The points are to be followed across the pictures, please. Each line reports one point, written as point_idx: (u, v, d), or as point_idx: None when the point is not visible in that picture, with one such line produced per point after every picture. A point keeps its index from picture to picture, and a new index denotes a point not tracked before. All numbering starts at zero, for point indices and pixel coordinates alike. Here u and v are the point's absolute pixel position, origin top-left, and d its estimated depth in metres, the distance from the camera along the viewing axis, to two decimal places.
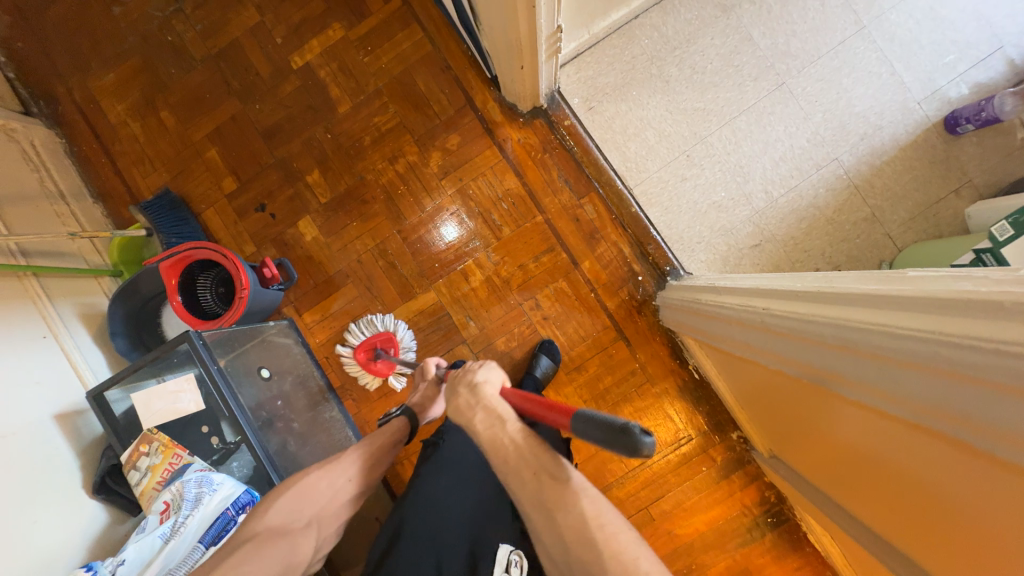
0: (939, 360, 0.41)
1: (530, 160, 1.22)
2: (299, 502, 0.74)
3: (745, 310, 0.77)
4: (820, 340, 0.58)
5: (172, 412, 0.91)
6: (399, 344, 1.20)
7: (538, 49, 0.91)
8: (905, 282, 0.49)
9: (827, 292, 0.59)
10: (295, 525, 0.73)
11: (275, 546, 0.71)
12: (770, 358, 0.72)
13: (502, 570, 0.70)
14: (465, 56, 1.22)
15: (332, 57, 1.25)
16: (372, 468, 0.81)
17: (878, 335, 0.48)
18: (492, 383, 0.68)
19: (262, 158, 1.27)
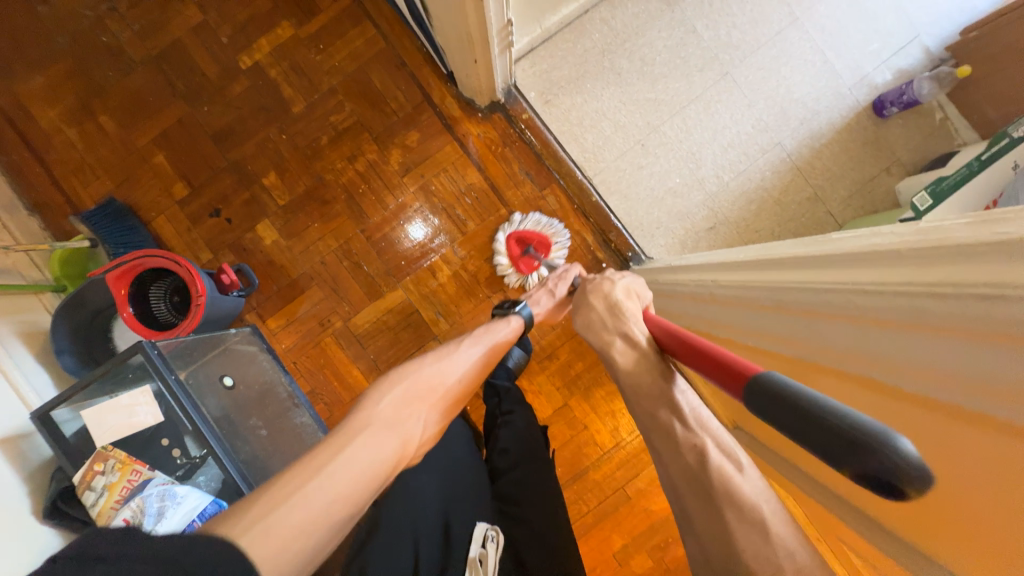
0: (858, 311, 0.45)
1: (490, 154, 1.23)
2: (412, 390, 0.71)
3: (695, 285, 0.81)
4: (758, 306, 0.62)
5: (128, 428, 0.87)
6: (552, 248, 1.21)
7: (490, 43, 0.92)
8: (829, 244, 0.54)
9: (765, 260, 0.64)
10: (410, 412, 0.69)
11: (390, 429, 0.64)
12: (717, 328, 0.76)
13: (479, 546, 0.75)
14: (420, 53, 1.22)
15: (283, 56, 1.23)
16: (476, 367, 0.81)
17: (805, 294, 0.52)
18: (634, 300, 0.75)
19: (214, 161, 1.23)
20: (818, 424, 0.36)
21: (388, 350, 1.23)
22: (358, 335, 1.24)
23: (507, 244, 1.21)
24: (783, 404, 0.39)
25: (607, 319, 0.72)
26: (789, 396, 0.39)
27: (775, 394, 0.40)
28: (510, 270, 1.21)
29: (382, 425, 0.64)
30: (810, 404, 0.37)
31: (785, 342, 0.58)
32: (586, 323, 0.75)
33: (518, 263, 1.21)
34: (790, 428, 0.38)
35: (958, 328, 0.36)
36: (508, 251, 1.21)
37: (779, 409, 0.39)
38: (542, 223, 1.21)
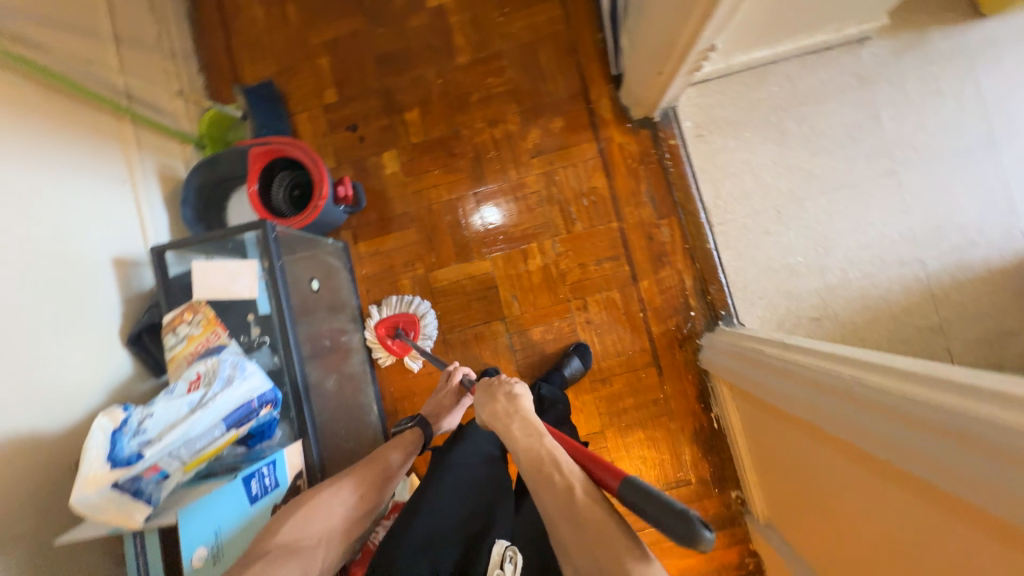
0: (977, 439, 0.45)
1: (623, 165, 1.22)
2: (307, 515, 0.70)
3: (802, 366, 0.79)
4: (868, 406, 0.61)
5: (225, 291, 0.92)
6: (422, 328, 1.22)
7: (683, 62, 0.91)
8: (969, 372, 0.52)
9: (889, 365, 0.62)
10: (305, 539, 0.68)
11: (290, 561, 0.65)
12: (812, 416, 0.74)
13: (496, 567, 0.66)
14: (594, 46, 1.22)
15: (467, 7, 1.26)
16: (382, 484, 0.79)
17: (928, 409, 0.51)
18: (529, 396, 0.74)
19: (369, 81, 1.28)
20: (654, 508, 0.54)
21: (455, 313, 1.25)
22: (433, 288, 1.26)
23: (378, 326, 1.22)
24: (641, 494, 0.55)
25: (509, 410, 0.71)
26: (646, 492, 0.55)
27: (635, 499, 0.56)
28: (381, 352, 1.22)
29: (275, 560, 0.64)
30: (655, 499, 0.54)
31: (888, 449, 0.57)
32: (493, 415, 0.71)
33: (390, 346, 1.22)
34: (639, 507, 0.55)
35: (996, 452, 0.42)
36: (381, 333, 1.22)
37: (636, 500, 0.56)
38: (416, 305, 1.22)
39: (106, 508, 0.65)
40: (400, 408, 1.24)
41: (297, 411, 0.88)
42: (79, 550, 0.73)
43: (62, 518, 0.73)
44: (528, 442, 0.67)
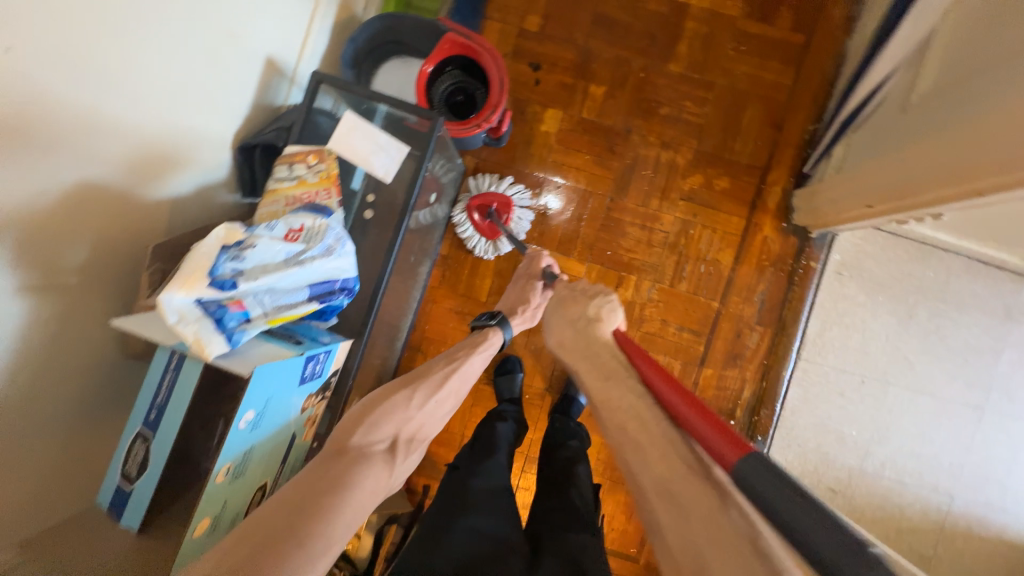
0: None
1: (755, 257, 1.17)
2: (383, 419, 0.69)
3: None
4: None
5: (360, 157, 0.85)
6: (515, 212, 1.16)
7: (897, 212, 0.86)
8: None
9: None
10: (380, 441, 0.67)
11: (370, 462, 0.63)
12: None
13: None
14: (799, 134, 1.16)
15: (709, 22, 1.18)
16: (445, 396, 0.78)
17: None
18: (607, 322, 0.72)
19: (576, 32, 1.19)
20: (811, 523, 0.37)
21: None
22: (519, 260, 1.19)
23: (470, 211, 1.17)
24: (771, 483, 0.41)
25: (580, 342, 0.70)
26: (778, 479, 0.41)
27: (762, 493, 0.41)
28: (475, 235, 1.17)
29: (357, 459, 0.63)
30: (786, 495, 0.39)
31: None
32: (561, 344, 0.74)
33: (483, 228, 1.16)
34: (774, 502, 0.40)
35: None
36: (474, 217, 1.17)
37: (776, 490, 0.40)
38: (512, 189, 1.16)
39: (183, 323, 0.56)
40: (426, 348, 1.19)
41: (365, 311, 0.82)
42: (106, 327, 0.67)
43: (109, 289, 0.67)
44: (605, 385, 0.60)
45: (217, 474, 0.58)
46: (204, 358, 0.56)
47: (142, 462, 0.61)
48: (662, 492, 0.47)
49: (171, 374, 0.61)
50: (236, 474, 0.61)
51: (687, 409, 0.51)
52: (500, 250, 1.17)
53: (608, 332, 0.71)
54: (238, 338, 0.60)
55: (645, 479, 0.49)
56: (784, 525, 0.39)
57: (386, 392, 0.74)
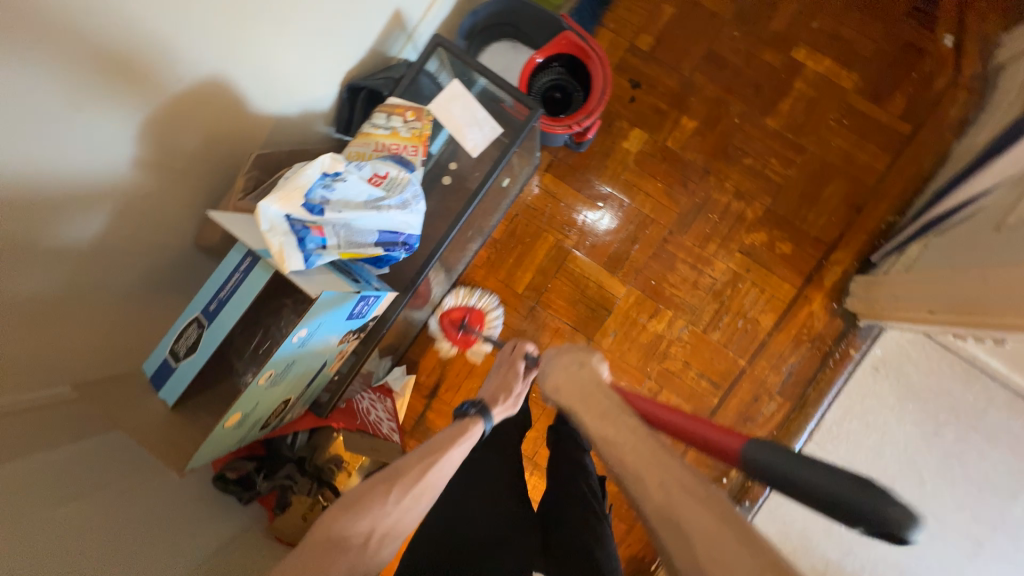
0: None
1: (795, 328, 1.16)
2: (359, 507, 0.55)
3: None
4: None
5: (455, 126, 0.89)
6: (486, 320, 1.19)
7: (961, 325, 0.85)
8: None
9: None
10: (356, 536, 0.53)
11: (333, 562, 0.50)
12: None
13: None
14: (876, 222, 1.14)
15: (818, 88, 1.16)
16: (425, 488, 0.60)
17: None
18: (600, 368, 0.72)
19: (685, 61, 1.19)
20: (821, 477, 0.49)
21: (560, 296, 1.20)
22: (564, 265, 1.21)
23: (441, 320, 1.20)
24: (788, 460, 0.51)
25: (575, 386, 0.64)
26: (781, 454, 0.52)
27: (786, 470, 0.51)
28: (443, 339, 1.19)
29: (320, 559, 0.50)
30: (801, 465, 0.51)
31: None
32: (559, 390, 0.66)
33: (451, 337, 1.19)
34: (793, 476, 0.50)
35: None
36: (443, 326, 1.20)
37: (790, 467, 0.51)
38: (481, 299, 1.19)
39: (272, 234, 0.61)
40: (451, 322, 1.23)
41: (416, 271, 0.86)
42: (191, 214, 0.73)
43: (202, 179, 0.72)
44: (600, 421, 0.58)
45: (261, 376, 0.62)
46: (282, 271, 0.60)
47: (192, 344, 0.65)
48: (662, 516, 0.48)
49: (240, 274, 0.65)
50: (275, 381, 0.65)
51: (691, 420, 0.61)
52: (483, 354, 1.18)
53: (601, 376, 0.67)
54: (314, 261, 0.64)
55: (648, 508, 0.50)
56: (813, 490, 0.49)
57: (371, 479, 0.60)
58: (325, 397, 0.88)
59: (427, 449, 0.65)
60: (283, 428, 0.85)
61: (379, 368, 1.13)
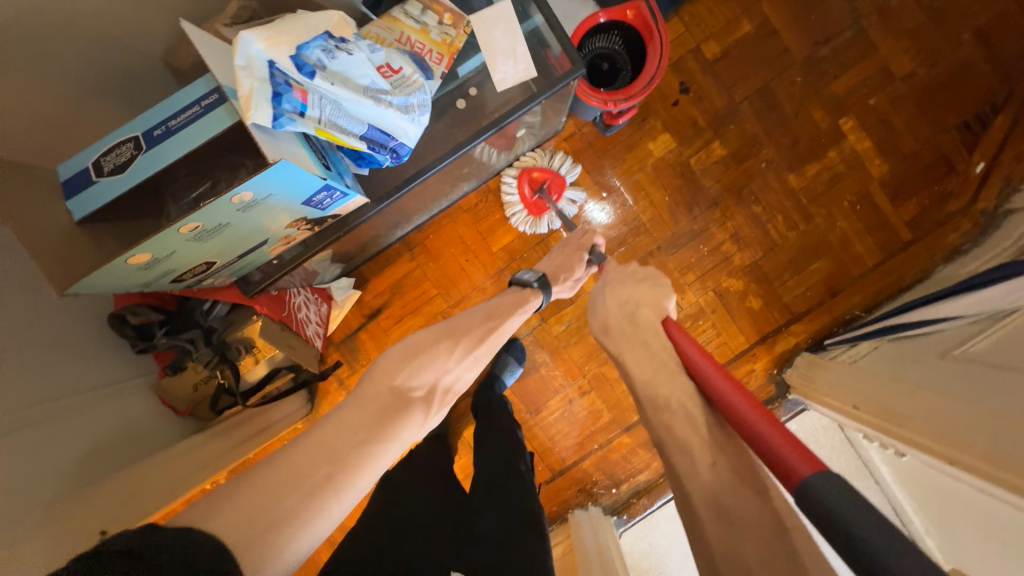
0: None
1: (733, 379, 1.19)
2: (421, 364, 0.68)
3: None
4: None
5: (488, 49, 0.79)
6: (564, 192, 1.13)
7: (878, 428, 0.88)
8: None
9: None
10: (415, 390, 0.66)
11: (399, 406, 0.63)
12: None
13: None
14: (843, 310, 1.17)
15: (848, 164, 1.15)
16: (473, 354, 0.75)
17: None
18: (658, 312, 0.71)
19: (740, 85, 1.14)
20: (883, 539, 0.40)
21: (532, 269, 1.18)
22: (547, 240, 1.17)
23: (522, 181, 1.12)
24: (840, 493, 0.43)
25: (626, 327, 0.70)
26: (852, 493, 0.43)
27: (832, 506, 0.42)
28: (522, 209, 1.14)
29: (384, 408, 0.62)
30: (877, 527, 0.41)
31: None
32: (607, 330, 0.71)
33: (532, 203, 1.13)
34: (844, 515, 0.42)
35: None
36: (522, 189, 1.12)
37: (842, 507, 0.42)
38: (564, 164, 1.13)
39: (246, 73, 0.52)
40: (418, 254, 1.18)
41: (394, 186, 0.80)
42: None
43: None
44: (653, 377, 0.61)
45: (183, 224, 0.55)
46: (242, 119, 0.52)
47: (122, 164, 0.58)
48: (709, 499, 0.51)
49: (198, 109, 0.57)
50: (200, 236, 0.59)
51: (739, 394, 0.54)
52: (541, 228, 1.15)
53: (653, 321, 0.69)
54: (282, 124, 0.56)
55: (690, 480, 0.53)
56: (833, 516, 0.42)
57: (425, 339, 0.72)
58: (257, 277, 0.82)
59: (483, 316, 0.78)
60: (203, 291, 0.79)
61: (327, 272, 1.08)
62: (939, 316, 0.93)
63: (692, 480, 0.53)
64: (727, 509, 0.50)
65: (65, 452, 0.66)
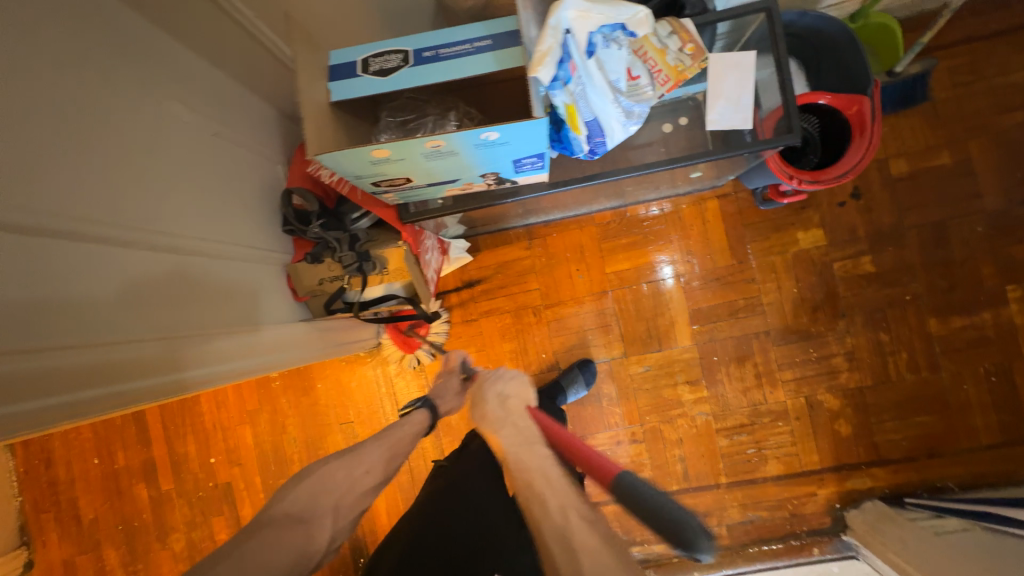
0: None
1: (792, 494, 1.11)
2: (317, 489, 0.62)
3: None
4: None
5: (715, 90, 0.81)
6: (430, 331, 1.19)
7: None
8: None
9: None
10: (298, 501, 0.60)
11: (293, 528, 0.57)
12: None
13: None
14: (936, 476, 1.08)
15: (998, 333, 1.08)
16: (375, 465, 0.67)
17: None
18: (518, 388, 0.68)
19: (913, 212, 1.10)
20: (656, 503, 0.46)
21: (632, 302, 1.17)
22: (660, 282, 1.17)
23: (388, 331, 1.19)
24: (632, 475, 0.49)
25: (500, 411, 0.65)
26: (633, 475, 0.49)
27: (634, 483, 0.48)
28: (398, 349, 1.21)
29: (271, 528, 0.56)
30: (654, 490, 0.47)
31: None
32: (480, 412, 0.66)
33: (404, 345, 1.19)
34: (644, 496, 0.47)
35: None
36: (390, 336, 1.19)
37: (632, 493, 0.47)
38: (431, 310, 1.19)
39: (551, 32, 0.58)
40: (535, 246, 1.21)
41: (572, 177, 0.83)
42: None
43: None
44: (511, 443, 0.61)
45: (430, 139, 0.56)
46: (528, 68, 0.56)
47: (386, 70, 0.63)
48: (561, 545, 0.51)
49: (469, 48, 0.62)
50: (433, 155, 0.59)
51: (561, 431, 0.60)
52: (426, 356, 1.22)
53: (522, 399, 0.66)
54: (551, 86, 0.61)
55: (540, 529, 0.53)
56: (644, 509, 0.46)
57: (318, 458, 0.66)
58: (415, 208, 0.85)
59: (386, 440, 0.71)
60: (366, 201, 0.82)
61: (454, 228, 1.12)
62: None
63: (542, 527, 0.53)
64: (575, 559, 0.49)
65: (203, 283, 0.71)
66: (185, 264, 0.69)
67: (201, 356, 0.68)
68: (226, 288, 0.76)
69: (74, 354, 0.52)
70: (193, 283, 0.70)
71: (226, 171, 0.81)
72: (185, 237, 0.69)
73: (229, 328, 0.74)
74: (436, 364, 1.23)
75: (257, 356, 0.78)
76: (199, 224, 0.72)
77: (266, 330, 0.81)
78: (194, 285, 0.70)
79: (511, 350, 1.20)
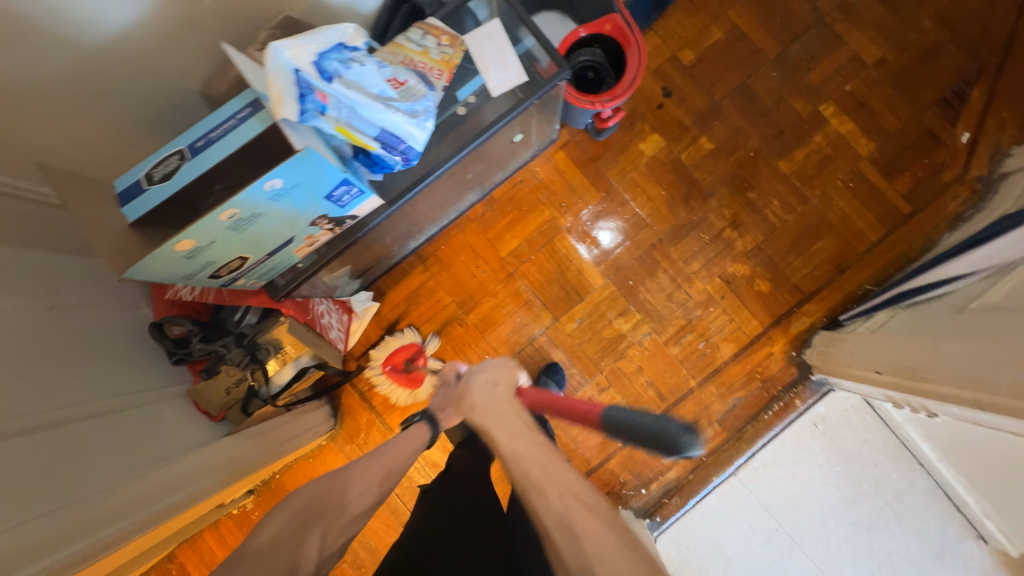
0: None
1: (751, 363, 1.17)
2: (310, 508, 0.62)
3: None
4: None
5: (482, 64, 0.90)
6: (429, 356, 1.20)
7: (903, 390, 0.88)
8: None
9: None
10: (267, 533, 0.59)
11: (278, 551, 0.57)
12: None
13: None
14: (854, 286, 1.16)
15: (835, 147, 1.20)
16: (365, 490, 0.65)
17: None
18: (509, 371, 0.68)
19: (717, 85, 1.23)
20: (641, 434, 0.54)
21: (539, 271, 1.23)
22: (551, 243, 1.23)
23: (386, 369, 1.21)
24: (624, 409, 0.57)
25: (492, 400, 0.63)
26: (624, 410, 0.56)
27: (614, 418, 0.56)
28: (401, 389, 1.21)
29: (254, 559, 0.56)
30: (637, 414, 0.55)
31: None
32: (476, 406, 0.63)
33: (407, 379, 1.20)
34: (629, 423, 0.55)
35: None
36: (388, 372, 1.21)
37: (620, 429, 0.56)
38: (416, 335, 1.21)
39: (275, 76, 0.62)
40: (430, 265, 1.24)
41: (404, 188, 0.88)
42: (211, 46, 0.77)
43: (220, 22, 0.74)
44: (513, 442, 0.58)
45: (222, 211, 0.60)
46: (272, 115, 0.62)
47: (168, 173, 0.65)
48: (568, 532, 0.51)
49: (234, 121, 0.66)
50: (238, 224, 0.64)
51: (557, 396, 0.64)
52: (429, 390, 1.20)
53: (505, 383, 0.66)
54: (307, 119, 0.66)
55: (557, 524, 0.52)
56: (629, 431, 0.55)
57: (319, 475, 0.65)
58: (282, 282, 0.87)
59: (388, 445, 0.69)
60: (236, 297, 0.86)
61: (346, 285, 1.15)
62: (950, 275, 0.92)
63: (552, 517, 0.52)
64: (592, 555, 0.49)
65: (112, 437, 0.72)
66: (89, 426, 0.69)
67: (164, 487, 0.74)
68: (136, 433, 0.76)
69: (51, 519, 0.58)
70: (120, 431, 0.73)
71: (80, 338, 0.76)
72: (44, 411, 0.64)
73: (125, 478, 0.69)
74: (396, 416, 1.22)
75: (177, 491, 0.75)
76: (73, 389, 0.70)
77: (193, 456, 0.81)
78: (98, 442, 0.69)
79: (456, 368, 1.22)
